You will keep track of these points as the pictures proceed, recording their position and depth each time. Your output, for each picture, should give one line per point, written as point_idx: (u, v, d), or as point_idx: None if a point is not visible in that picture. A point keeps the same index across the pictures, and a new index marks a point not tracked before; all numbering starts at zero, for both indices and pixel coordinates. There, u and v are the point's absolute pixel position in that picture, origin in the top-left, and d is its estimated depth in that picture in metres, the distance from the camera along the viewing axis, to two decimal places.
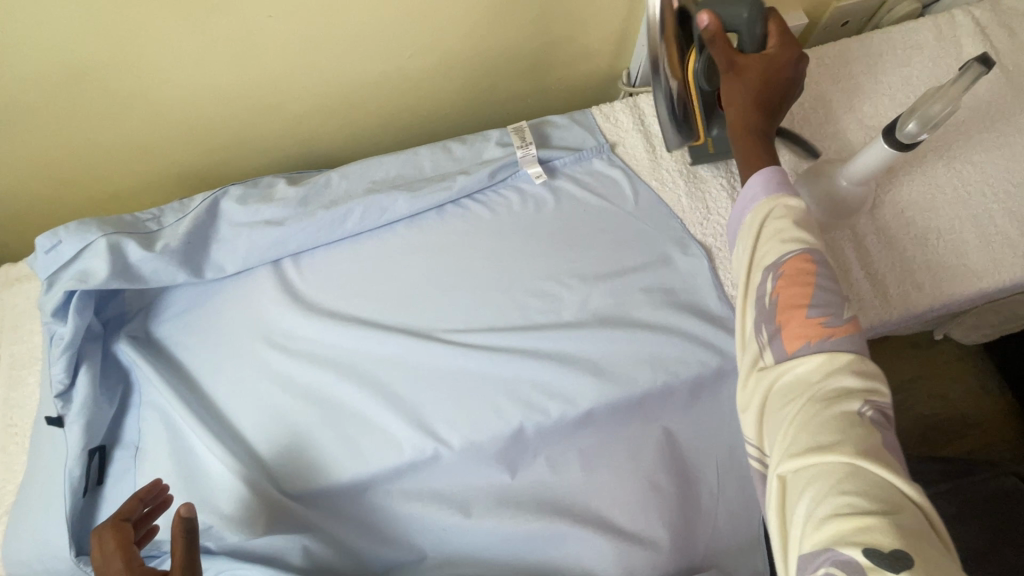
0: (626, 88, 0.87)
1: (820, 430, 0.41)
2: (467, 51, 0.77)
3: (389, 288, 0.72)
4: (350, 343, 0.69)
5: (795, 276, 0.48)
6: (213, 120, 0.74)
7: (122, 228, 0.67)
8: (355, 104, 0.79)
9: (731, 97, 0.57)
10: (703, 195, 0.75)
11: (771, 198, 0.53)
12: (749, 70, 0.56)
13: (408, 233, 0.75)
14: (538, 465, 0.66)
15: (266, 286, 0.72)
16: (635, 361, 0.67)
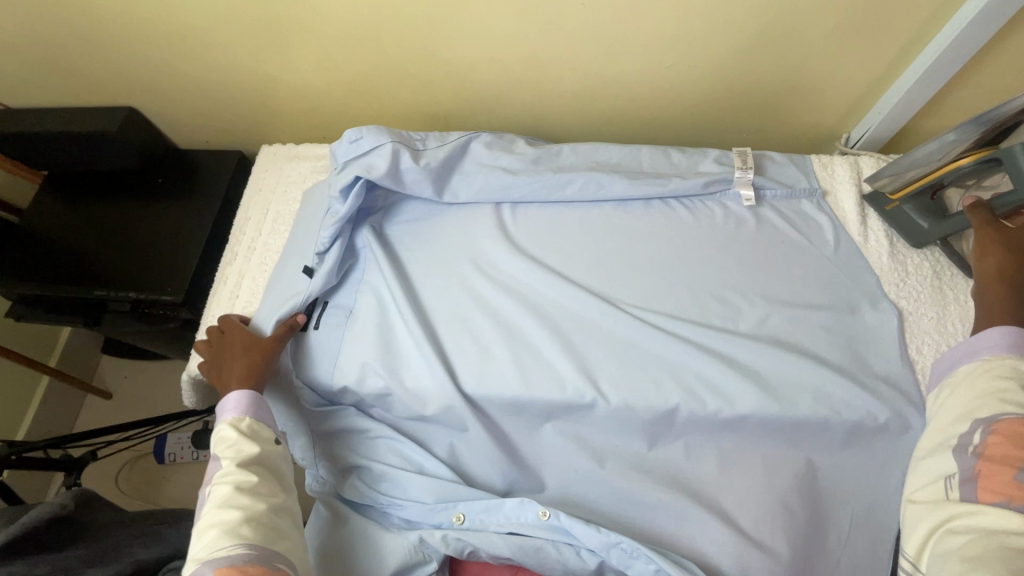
0: (842, 148, 0.92)
1: (1016, 571, 0.46)
2: (714, 76, 0.85)
3: (587, 252, 0.81)
4: (540, 286, 0.79)
5: (1012, 437, 0.54)
6: (488, 75, 0.88)
7: (402, 140, 0.81)
8: (600, 94, 0.90)
9: (985, 250, 0.67)
10: (905, 260, 0.77)
11: (999, 355, 0.60)
12: (1008, 237, 0.66)
13: (614, 213, 0.83)
14: (676, 448, 0.71)
15: (485, 220, 0.83)
16: (801, 388, 0.69)
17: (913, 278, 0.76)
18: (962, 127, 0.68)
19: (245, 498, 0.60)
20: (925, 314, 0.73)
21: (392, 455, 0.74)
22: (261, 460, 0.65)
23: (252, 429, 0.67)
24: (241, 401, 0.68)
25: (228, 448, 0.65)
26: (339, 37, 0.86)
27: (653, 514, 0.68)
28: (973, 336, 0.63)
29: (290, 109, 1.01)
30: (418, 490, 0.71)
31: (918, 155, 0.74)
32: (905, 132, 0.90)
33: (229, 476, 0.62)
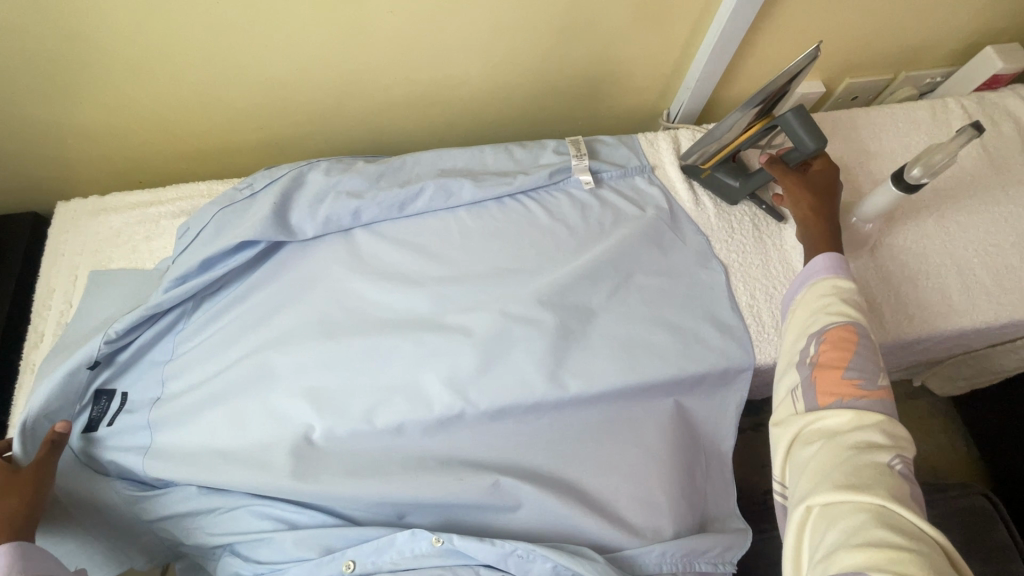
0: (666, 123, 1.00)
1: (851, 473, 0.52)
2: (537, 72, 0.88)
3: (448, 262, 0.80)
4: (402, 305, 0.77)
5: (837, 343, 0.62)
6: (312, 93, 0.84)
7: (226, 203, 0.78)
8: (433, 102, 0.90)
9: (801, 198, 0.77)
10: (729, 217, 0.85)
11: (827, 278, 0.69)
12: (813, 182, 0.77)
13: (468, 217, 0.83)
14: (559, 438, 0.72)
15: (336, 249, 0.79)
16: (657, 354, 0.75)
17: (737, 232, 0.84)
18: (750, 105, 0.72)
19: None
20: (751, 263, 0.82)
21: (256, 522, 0.66)
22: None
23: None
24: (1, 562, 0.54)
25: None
26: (122, 70, 0.75)
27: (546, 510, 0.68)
28: (808, 264, 0.72)
29: (88, 158, 0.88)
30: (289, 548, 0.65)
31: (721, 131, 0.77)
32: (713, 102, 1.01)
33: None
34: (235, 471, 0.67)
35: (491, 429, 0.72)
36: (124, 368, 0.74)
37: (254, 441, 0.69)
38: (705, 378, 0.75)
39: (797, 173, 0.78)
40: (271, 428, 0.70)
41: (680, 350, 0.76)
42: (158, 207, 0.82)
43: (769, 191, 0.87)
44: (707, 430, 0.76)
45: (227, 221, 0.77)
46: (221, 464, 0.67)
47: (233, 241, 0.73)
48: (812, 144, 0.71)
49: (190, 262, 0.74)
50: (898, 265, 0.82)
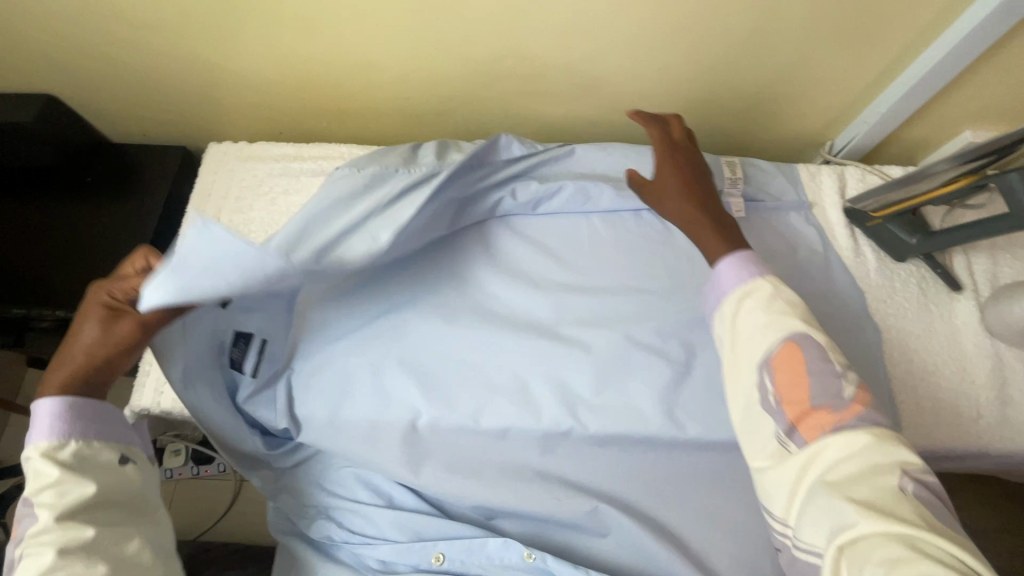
0: (826, 155, 0.91)
1: None
2: (701, 82, 0.82)
3: (576, 269, 0.76)
4: (525, 305, 0.74)
5: (792, 366, 0.46)
6: (467, 73, 0.82)
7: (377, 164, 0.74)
8: (583, 97, 0.85)
9: (677, 211, 0.63)
10: (892, 274, 0.76)
11: (739, 292, 0.52)
12: (665, 187, 0.64)
13: (602, 225, 0.78)
14: (664, 478, 0.68)
15: (466, 234, 0.77)
16: None
17: (899, 293, 0.75)
18: (958, 156, 0.67)
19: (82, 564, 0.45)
20: (910, 332, 0.73)
21: (360, 491, 0.69)
22: (86, 507, 0.47)
23: (83, 458, 0.49)
24: (64, 418, 0.49)
25: (37, 484, 0.47)
26: (299, 21, 0.76)
27: (640, 552, 0.65)
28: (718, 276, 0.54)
29: (242, 101, 0.90)
30: (383, 525, 0.67)
31: (920, 184, 0.71)
32: (885, 142, 0.90)
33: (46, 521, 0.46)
34: (351, 442, 0.68)
35: (593, 453, 0.69)
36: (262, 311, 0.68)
37: (369, 417, 0.69)
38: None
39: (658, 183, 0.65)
40: (385, 406, 0.69)
41: None
42: (301, 162, 0.83)
43: (944, 253, 0.76)
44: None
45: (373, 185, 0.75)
46: (334, 433, 0.68)
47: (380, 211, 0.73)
48: None
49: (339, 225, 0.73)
50: None
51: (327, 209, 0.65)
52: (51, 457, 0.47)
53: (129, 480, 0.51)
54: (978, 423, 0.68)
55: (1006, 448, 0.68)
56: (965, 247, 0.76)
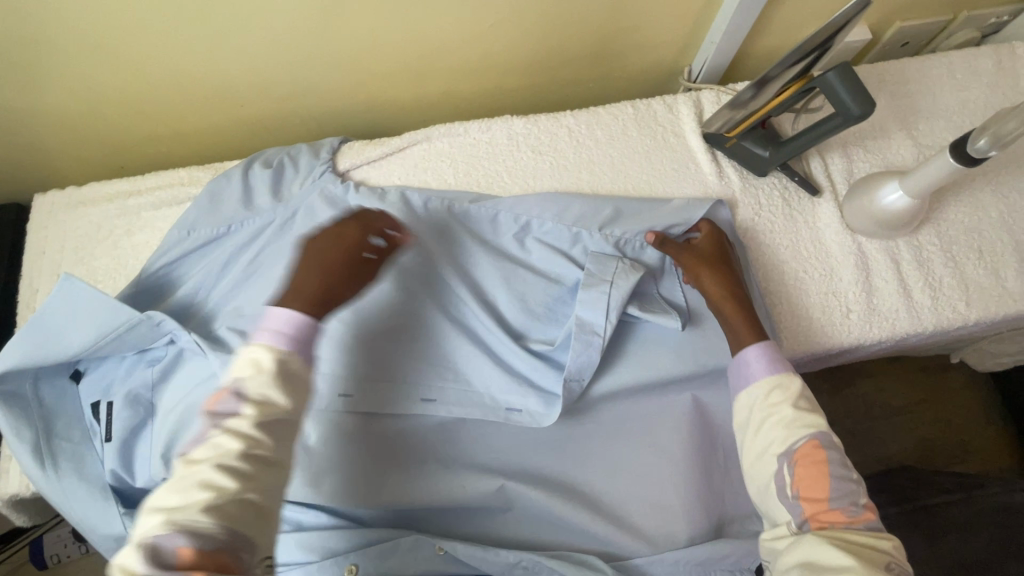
0: (687, 83, 0.90)
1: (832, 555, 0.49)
2: (539, 30, 0.79)
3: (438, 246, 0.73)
4: (394, 297, 0.71)
5: (813, 462, 0.55)
6: (294, 66, 0.77)
7: (206, 191, 0.76)
8: (427, 65, 0.81)
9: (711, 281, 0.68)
10: (755, 191, 0.76)
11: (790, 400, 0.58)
12: (704, 272, 0.69)
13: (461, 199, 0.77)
14: (566, 440, 0.69)
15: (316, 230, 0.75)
16: (671, 349, 0.70)
17: (765, 209, 0.76)
18: (784, 62, 0.63)
19: (227, 475, 0.48)
20: (778, 243, 0.74)
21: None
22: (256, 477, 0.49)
23: (278, 455, 0.52)
24: (271, 372, 0.54)
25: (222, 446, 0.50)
26: (85, 40, 0.68)
27: (553, 518, 0.66)
28: (739, 352, 0.64)
29: (63, 141, 0.82)
30: (290, 550, 0.63)
31: (763, 98, 0.69)
32: (740, 58, 0.89)
33: (198, 479, 0.48)
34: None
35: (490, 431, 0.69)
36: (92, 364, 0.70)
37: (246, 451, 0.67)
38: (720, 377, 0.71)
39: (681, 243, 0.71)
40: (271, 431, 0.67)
41: (698, 343, 0.70)
42: (137, 198, 0.76)
43: (802, 161, 0.77)
44: (728, 427, 0.71)
45: (213, 201, 0.75)
46: None
47: (221, 227, 0.74)
48: (855, 110, 0.59)
49: (170, 244, 0.74)
50: (949, 244, 0.73)
51: (166, 263, 0.74)
52: (240, 425, 0.51)
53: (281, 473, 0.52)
54: (848, 321, 0.71)
55: (877, 336, 0.71)
56: (821, 151, 0.78)
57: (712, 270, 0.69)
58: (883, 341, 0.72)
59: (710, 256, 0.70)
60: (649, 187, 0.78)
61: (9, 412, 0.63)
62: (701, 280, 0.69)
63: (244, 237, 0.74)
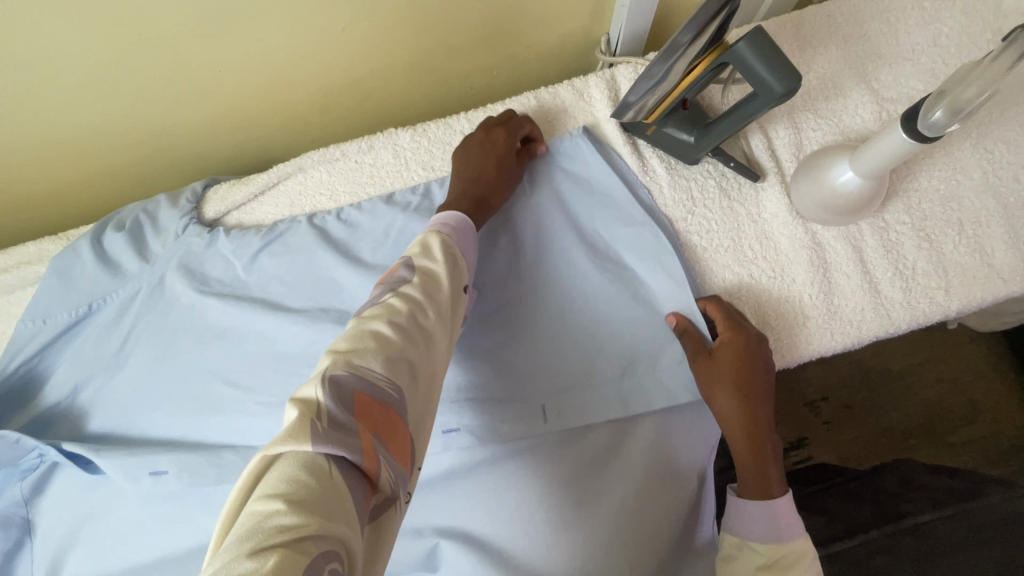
0: (605, 57, 0.76)
1: None
2: (410, 26, 0.66)
3: (322, 294, 0.63)
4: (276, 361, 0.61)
5: None
6: (128, 112, 0.66)
7: (60, 267, 0.65)
8: (289, 84, 0.69)
9: (729, 417, 0.55)
10: (686, 183, 0.64)
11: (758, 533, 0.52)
12: (721, 401, 0.55)
13: (349, 235, 0.66)
14: (483, 517, 0.55)
15: (187, 294, 0.65)
16: (599, 389, 0.59)
17: (700, 203, 0.64)
18: (687, 36, 0.50)
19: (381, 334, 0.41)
20: (720, 242, 0.63)
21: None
22: (412, 358, 0.41)
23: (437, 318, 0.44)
24: (435, 247, 0.49)
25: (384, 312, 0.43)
26: None
27: None
28: (740, 505, 0.54)
29: None
30: None
31: (670, 80, 0.56)
32: (665, 17, 0.75)
33: (369, 330, 0.41)
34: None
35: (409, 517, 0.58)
36: None
37: (142, 554, 0.59)
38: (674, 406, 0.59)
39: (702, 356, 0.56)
40: (157, 534, 0.59)
41: (631, 377, 0.60)
42: None
43: (739, 141, 0.65)
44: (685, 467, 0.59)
45: (66, 281, 0.65)
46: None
47: (83, 307, 0.65)
48: (777, 90, 0.47)
49: (25, 338, 0.65)
50: (921, 221, 0.60)
51: (26, 358, 0.64)
52: (408, 288, 0.45)
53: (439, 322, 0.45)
54: (807, 329, 0.59)
55: (843, 345, 0.60)
56: (761, 126, 0.65)
57: (733, 389, 0.54)
58: (851, 346, 0.61)
59: (739, 378, 0.54)
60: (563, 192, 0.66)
61: None
62: (715, 400, 0.55)
63: (109, 314, 0.65)
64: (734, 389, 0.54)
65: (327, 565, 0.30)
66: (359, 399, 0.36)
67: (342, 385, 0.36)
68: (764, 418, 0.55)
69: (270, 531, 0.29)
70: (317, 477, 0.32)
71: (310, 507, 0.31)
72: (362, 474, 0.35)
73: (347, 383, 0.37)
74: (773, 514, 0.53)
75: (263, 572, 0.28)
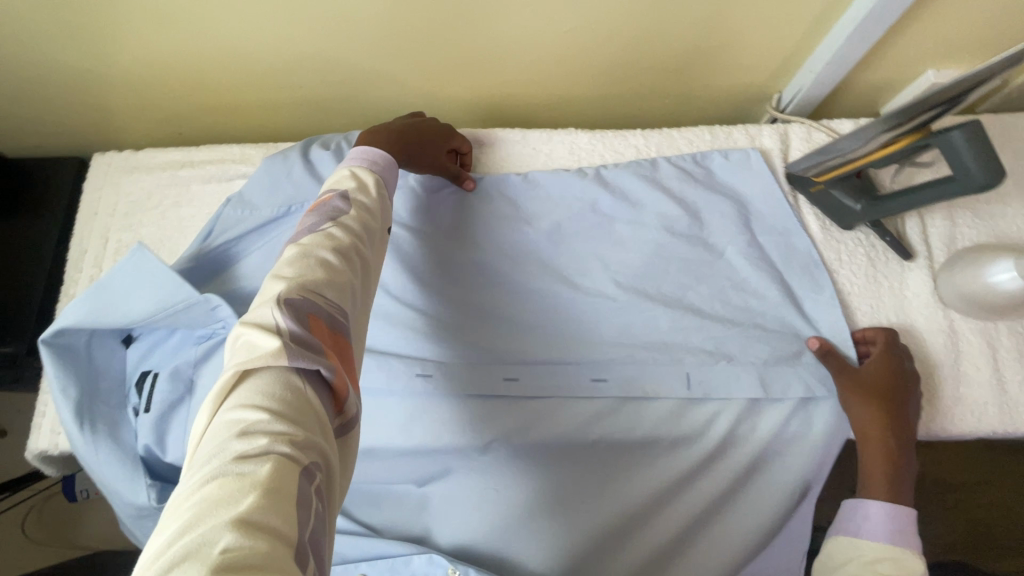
0: (773, 112, 0.82)
1: None
2: (619, 42, 0.74)
3: (496, 246, 0.71)
4: (450, 298, 0.68)
5: None
6: (356, 53, 0.74)
7: (276, 167, 0.73)
8: (494, 65, 0.77)
9: (864, 426, 0.59)
10: (838, 245, 0.69)
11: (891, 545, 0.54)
12: (859, 410, 0.60)
13: (525, 203, 0.73)
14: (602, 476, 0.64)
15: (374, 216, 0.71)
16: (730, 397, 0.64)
17: (846, 266, 0.68)
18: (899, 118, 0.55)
19: (328, 260, 0.44)
20: (859, 307, 0.67)
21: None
22: (353, 287, 0.44)
23: (362, 257, 0.47)
24: (371, 188, 0.52)
25: (324, 237, 0.45)
26: (159, 13, 0.68)
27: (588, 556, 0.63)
28: (863, 505, 0.57)
29: (126, 105, 0.83)
30: None
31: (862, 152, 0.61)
32: (839, 92, 0.80)
33: (315, 258, 0.43)
34: None
35: (523, 469, 0.64)
36: (147, 337, 0.69)
37: None
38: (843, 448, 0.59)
39: (847, 372, 0.62)
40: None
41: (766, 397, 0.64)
42: (188, 169, 0.76)
43: (896, 219, 0.69)
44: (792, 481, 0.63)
45: (274, 179, 0.72)
46: None
47: (282, 206, 0.71)
48: (982, 178, 0.52)
49: (230, 223, 0.72)
50: None
51: (219, 241, 0.71)
52: (347, 222, 0.48)
53: (369, 259, 0.48)
54: (930, 407, 0.62)
55: (960, 432, 0.62)
56: (920, 211, 0.69)
57: (875, 403, 0.59)
58: (966, 435, 0.63)
59: (883, 394, 0.59)
60: (726, 214, 0.71)
61: (58, 363, 0.61)
62: (853, 413, 0.60)
63: (298, 218, 0.71)
64: (876, 401, 0.59)
65: (312, 476, 0.33)
66: (317, 325, 0.39)
67: (297, 309, 0.39)
68: (903, 434, 0.59)
69: (259, 436, 0.33)
70: (295, 392, 0.35)
71: (294, 420, 0.34)
72: (327, 392, 0.38)
73: (301, 314, 0.39)
74: (903, 517, 0.55)
75: (260, 474, 0.31)
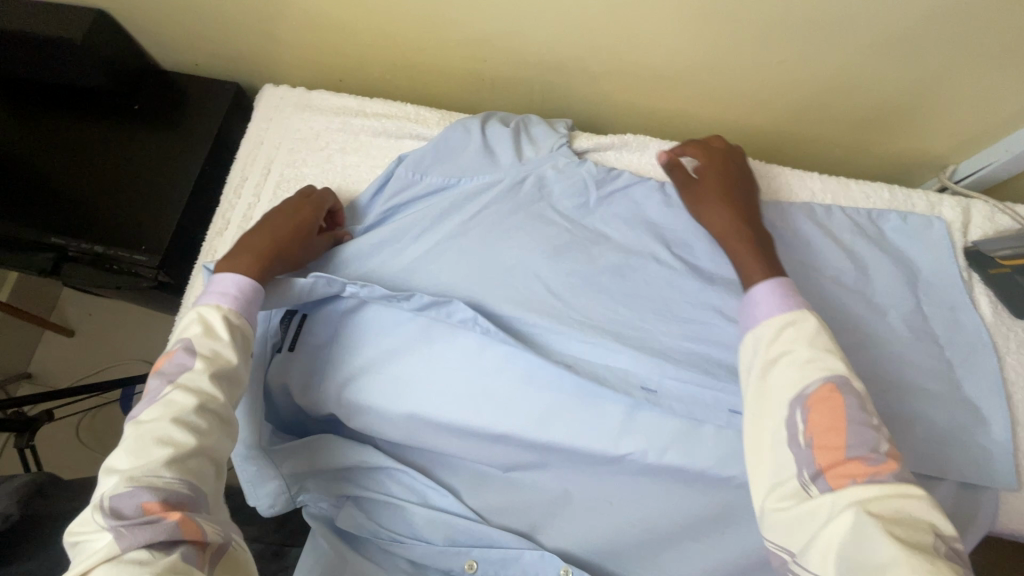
0: (946, 181, 0.80)
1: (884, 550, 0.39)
2: (819, 83, 0.73)
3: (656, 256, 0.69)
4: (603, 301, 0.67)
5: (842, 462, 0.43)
6: (553, 42, 0.74)
7: (450, 137, 0.72)
8: (684, 80, 0.76)
9: (711, 217, 0.64)
10: (1008, 334, 0.68)
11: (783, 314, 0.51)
12: (713, 203, 0.65)
13: (695, 217, 0.71)
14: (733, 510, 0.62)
15: (539, 202, 0.71)
16: None
17: (1013, 355, 0.67)
18: None
19: (177, 431, 0.47)
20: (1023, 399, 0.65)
21: (364, 522, 0.64)
22: (205, 444, 0.48)
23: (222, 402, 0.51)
24: (217, 324, 0.54)
25: (164, 402, 0.49)
26: None
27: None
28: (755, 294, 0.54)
29: (303, 44, 0.83)
30: (421, 525, 0.64)
31: None
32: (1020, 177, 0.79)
33: (156, 437, 0.47)
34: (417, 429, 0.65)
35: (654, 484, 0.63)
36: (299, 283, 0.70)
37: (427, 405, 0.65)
38: (784, 331, 0.50)
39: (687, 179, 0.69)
40: (441, 395, 0.65)
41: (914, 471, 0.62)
42: (360, 120, 0.76)
43: None
44: None
45: (449, 148, 0.72)
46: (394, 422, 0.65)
47: (451, 176, 0.71)
48: None
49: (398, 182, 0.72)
50: None
51: (386, 199, 0.71)
52: (191, 379, 0.50)
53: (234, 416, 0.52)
54: None
55: None
56: None
57: (730, 205, 0.64)
58: None
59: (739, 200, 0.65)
60: (897, 277, 0.69)
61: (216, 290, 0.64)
62: (705, 215, 0.66)
63: (465, 189, 0.71)
64: (717, 189, 0.66)
65: None
66: (152, 502, 0.43)
67: (125, 500, 0.43)
68: (752, 223, 0.63)
69: None
70: (160, 557, 0.41)
71: None
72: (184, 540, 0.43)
73: (128, 489, 0.44)
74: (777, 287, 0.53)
75: None
